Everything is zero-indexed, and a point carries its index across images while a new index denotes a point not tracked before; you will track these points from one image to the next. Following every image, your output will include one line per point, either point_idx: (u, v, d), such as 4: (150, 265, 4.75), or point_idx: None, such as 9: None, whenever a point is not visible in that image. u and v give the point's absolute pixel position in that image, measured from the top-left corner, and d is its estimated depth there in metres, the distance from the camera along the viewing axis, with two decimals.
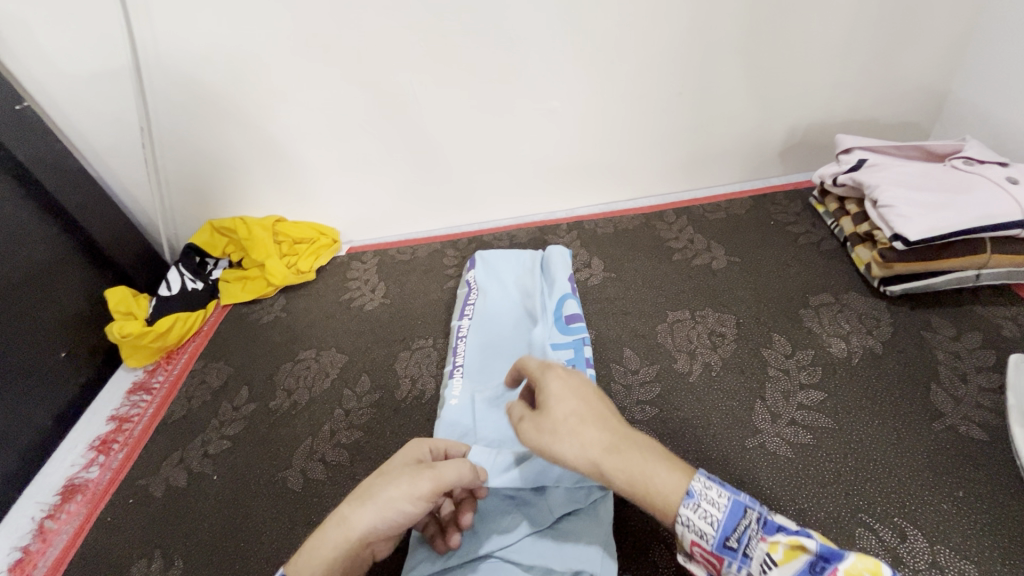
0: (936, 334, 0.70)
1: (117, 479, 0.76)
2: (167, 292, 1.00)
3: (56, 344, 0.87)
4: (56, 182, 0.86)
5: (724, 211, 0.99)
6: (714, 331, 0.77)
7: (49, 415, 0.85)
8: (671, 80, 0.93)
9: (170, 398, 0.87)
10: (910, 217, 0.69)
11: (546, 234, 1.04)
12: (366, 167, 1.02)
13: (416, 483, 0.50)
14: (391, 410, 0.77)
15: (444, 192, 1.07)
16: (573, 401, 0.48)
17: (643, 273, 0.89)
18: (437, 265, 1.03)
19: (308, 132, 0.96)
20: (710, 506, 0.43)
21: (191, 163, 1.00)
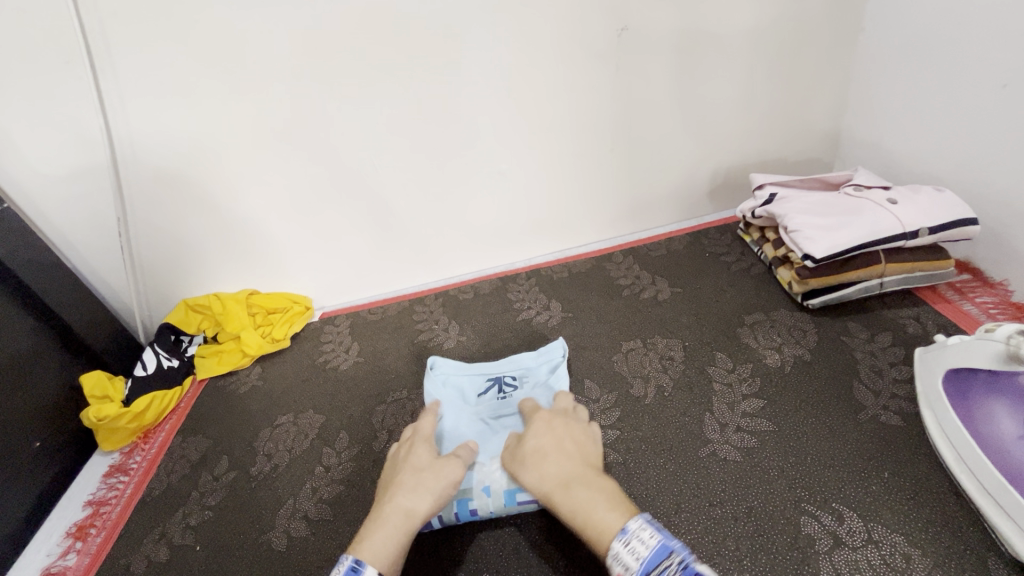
0: (854, 338, 0.79)
1: (96, 562, 0.76)
2: (143, 372, 1.01)
3: (31, 434, 0.88)
4: (35, 276, 0.90)
5: (665, 248, 1.09)
6: (664, 355, 0.84)
7: (23, 508, 0.84)
8: (602, 137, 1.05)
9: (148, 476, 0.88)
10: (816, 238, 0.79)
11: (506, 283, 1.12)
12: (332, 235, 1.10)
13: (422, 449, 0.65)
14: (371, 461, 0.81)
15: (409, 254, 1.15)
16: (546, 440, 0.62)
17: (599, 311, 0.97)
18: (408, 321, 1.09)
19: (277, 209, 1.04)
20: (639, 545, 0.47)
21: (165, 247, 1.05)
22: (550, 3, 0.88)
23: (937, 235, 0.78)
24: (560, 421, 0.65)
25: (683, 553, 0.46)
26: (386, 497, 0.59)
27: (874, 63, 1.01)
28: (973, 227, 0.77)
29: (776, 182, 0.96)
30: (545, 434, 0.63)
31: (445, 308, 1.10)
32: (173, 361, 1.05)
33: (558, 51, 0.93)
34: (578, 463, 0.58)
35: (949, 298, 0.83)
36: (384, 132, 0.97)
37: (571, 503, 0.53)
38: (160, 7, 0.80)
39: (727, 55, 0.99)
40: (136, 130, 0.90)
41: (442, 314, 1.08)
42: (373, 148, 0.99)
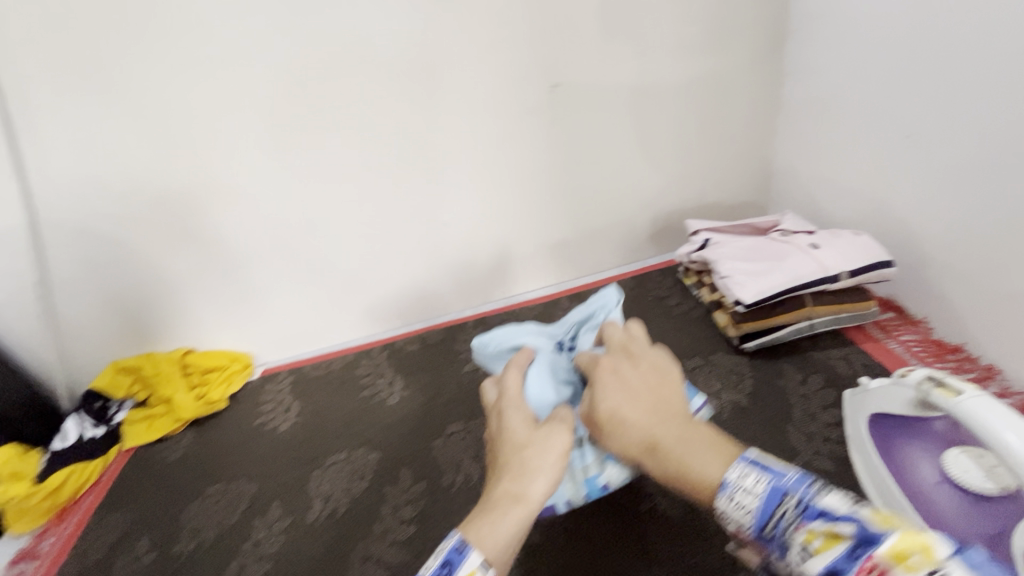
0: (788, 380, 0.80)
1: None
2: (61, 446, 0.95)
3: None
4: None
5: None
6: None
7: None
8: (543, 188, 1.06)
9: (60, 560, 0.81)
10: (745, 284, 0.82)
11: (454, 333, 1.10)
12: (272, 292, 1.06)
13: (514, 416, 0.54)
14: (302, 534, 0.76)
15: (354, 306, 1.12)
16: (618, 393, 0.50)
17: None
18: (352, 375, 1.05)
19: (213, 265, 1.01)
20: (745, 499, 0.39)
21: (92, 307, 1.00)
22: (482, 65, 0.92)
23: (858, 277, 0.81)
24: (625, 364, 0.52)
25: (800, 490, 0.38)
26: (490, 484, 0.50)
27: (793, 117, 1.07)
28: (889, 269, 0.80)
29: (709, 228, 0.99)
30: (612, 383, 0.51)
31: (391, 361, 1.07)
32: (98, 430, 0.98)
33: (495, 108, 0.96)
34: (664, 411, 0.47)
35: (875, 336, 0.86)
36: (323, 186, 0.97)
37: (673, 463, 0.44)
38: (87, 66, 0.80)
39: (660, 110, 1.03)
40: (61, 189, 0.88)
41: (387, 366, 1.06)
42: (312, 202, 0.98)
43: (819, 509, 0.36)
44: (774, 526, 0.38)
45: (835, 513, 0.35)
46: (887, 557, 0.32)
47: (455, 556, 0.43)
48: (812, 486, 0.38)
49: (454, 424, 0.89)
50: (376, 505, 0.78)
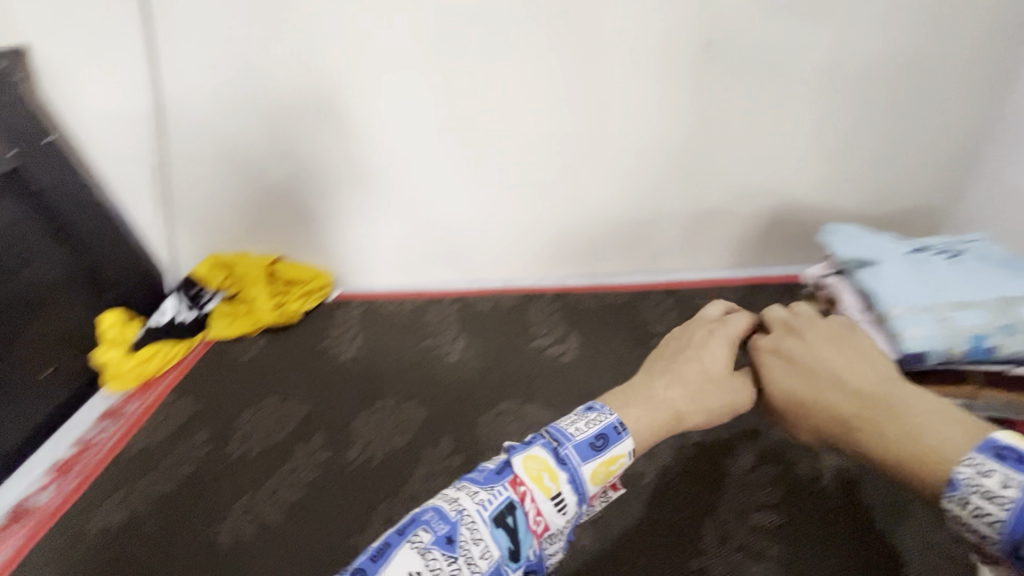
0: (732, 463, 0.76)
1: (66, 505, 0.76)
2: (158, 323, 1.04)
3: (40, 363, 0.91)
4: (48, 178, 0.92)
5: (601, 301, 1.00)
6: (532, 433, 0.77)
7: (20, 434, 0.87)
8: (568, 168, 0.95)
9: (136, 424, 0.89)
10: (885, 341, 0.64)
11: (430, 305, 1.06)
12: (277, 216, 1.08)
13: (717, 347, 0.53)
14: (215, 467, 0.79)
15: (344, 253, 1.11)
16: (792, 378, 0.49)
17: (504, 372, 0.88)
18: (326, 322, 1.06)
19: (234, 172, 1.03)
20: (982, 497, 0.36)
21: (135, 175, 1.02)
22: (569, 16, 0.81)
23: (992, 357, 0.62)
24: (789, 341, 0.51)
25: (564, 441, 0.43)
26: (655, 377, 0.52)
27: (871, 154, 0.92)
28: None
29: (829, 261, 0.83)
30: (783, 372, 0.50)
31: (360, 319, 1.05)
32: (187, 315, 1.07)
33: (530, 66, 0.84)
34: (852, 390, 0.45)
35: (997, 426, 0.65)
36: (337, 123, 0.94)
37: (861, 441, 0.43)
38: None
39: (730, 106, 0.87)
40: (111, 82, 0.93)
41: (356, 323, 1.04)
42: (325, 135, 0.96)
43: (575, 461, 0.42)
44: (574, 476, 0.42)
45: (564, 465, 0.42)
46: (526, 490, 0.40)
47: (614, 435, 0.45)
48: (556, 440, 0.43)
49: (382, 400, 0.86)
50: (279, 459, 0.78)
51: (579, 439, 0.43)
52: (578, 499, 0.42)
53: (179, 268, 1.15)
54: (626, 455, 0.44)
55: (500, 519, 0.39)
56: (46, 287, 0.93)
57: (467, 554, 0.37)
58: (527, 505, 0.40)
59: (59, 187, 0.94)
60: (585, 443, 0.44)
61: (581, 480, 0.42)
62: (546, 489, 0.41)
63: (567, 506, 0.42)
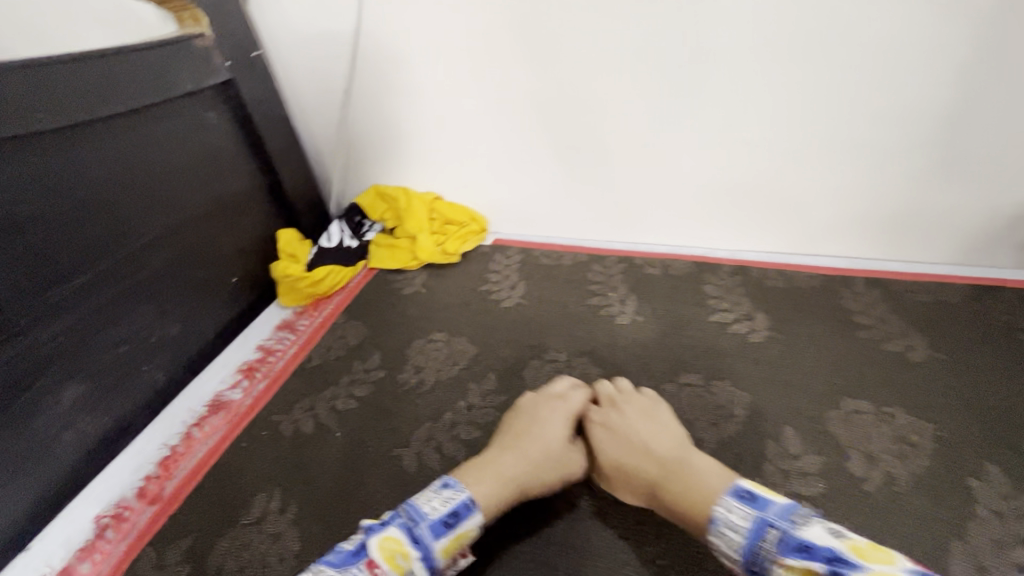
0: (982, 485, 0.60)
1: (256, 407, 0.81)
2: (328, 244, 1.08)
3: (230, 269, 0.97)
4: (253, 92, 0.94)
5: (790, 281, 0.90)
6: (730, 415, 0.70)
7: (212, 330, 0.94)
8: (789, 132, 0.83)
9: (309, 343, 0.92)
10: None
11: (592, 262, 1.01)
12: (447, 152, 1.05)
13: (555, 420, 0.68)
14: (390, 392, 0.80)
15: (509, 195, 1.07)
16: (615, 446, 0.65)
17: (683, 342, 0.82)
18: (485, 267, 1.04)
19: (415, 103, 1.00)
20: (731, 531, 0.50)
21: (323, 97, 1.03)
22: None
23: None
24: (614, 416, 0.68)
25: (779, 521, 0.47)
26: (495, 454, 0.64)
27: None
28: None
29: None
30: (607, 437, 0.66)
31: (520, 268, 1.03)
32: (353, 242, 1.10)
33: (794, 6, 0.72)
34: (637, 455, 0.62)
35: None
36: (535, 57, 0.88)
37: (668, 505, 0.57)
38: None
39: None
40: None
41: (517, 271, 1.02)
42: (519, 68, 0.89)
43: (799, 540, 0.45)
44: (760, 558, 0.47)
45: (818, 553, 0.43)
46: None
47: (464, 512, 0.55)
48: (792, 521, 0.47)
49: (553, 353, 0.83)
50: (455, 393, 0.79)
51: (432, 518, 0.54)
52: (426, 574, 0.52)
53: (345, 193, 1.18)
54: (474, 528, 0.55)
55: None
56: (242, 198, 0.98)
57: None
58: None
59: (259, 103, 0.96)
60: (439, 522, 0.54)
61: (433, 555, 0.52)
62: (400, 566, 0.50)
63: None
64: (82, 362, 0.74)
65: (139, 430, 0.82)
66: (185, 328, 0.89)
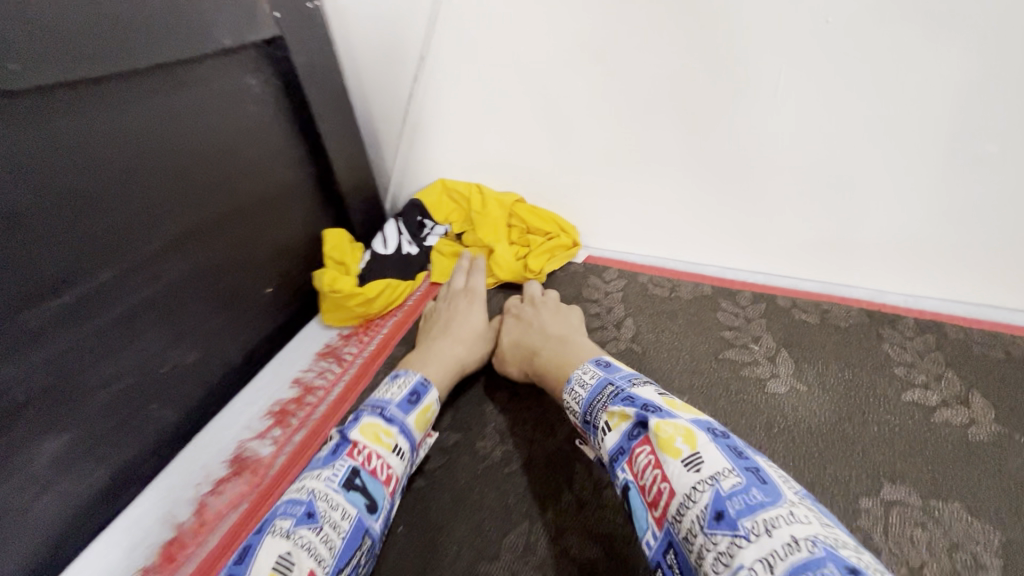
0: None
1: (290, 473, 0.63)
2: (383, 250, 0.88)
3: (266, 279, 0.77)
4: (307, 58, 0.73)
5: (1008, 349, 0.66)
6: (975, 565, 0.48)
7: (239, 354, 0.75)
8: None
9: (358, 385, 0.73)
10: None
11: (719, 297, 0.79)
12: (539, 147, 0.82)
13: (472, 312, 0.75)
14: (466, 469, 0.61)
15: (613, 204, 0.84)
16: (477, 319, 0.74)
17: (873, 432, 0.59)
18: (579, 293, 0.83)
19: (507, 81, 0.77)
20: (580, 387, 0.54)
21: (390, 67, 0.82)
22: None
23: None
24: (523, 308, 0.73)
25: (619, 384, 0.51)
26: (438, 343, 0.69)
27: None
28: None
29: None
30: (512, 326, 0.71)
31: (624, 298, 0.81)
32: (412, 249, 0.89)
33: None
34: (535, 337, 0.67)
35: None
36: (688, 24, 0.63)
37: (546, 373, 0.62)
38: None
39: None
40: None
41: (621, 303, 0.80)
42: (662, 41, 0.65)
43: (627, 395, 0.48)
44: (594, 411, 0.50)
45: (638, 402, 0.46)
46: (652, 437, 0.43)
47: (421, 389, 0.60)
48: (630, 382, 0.50)
49: None
50: (557, 482, 0.58)
51: (396, 400, 0.58)
52: (410, 445, 0.56)
53: (404, 185, 0.97)
54: (435, 403, 0.61)
55: (350, 484, 0.49)
56: (284, 190, 0.78)
57: (328, 519, 0.46)
58: (370, 460, 0.52)
59: (312, 70, 0.74)
60: (401, 403, 0.58)
61: (408, 428, 0.57)
62: (386, 444, 0.54)
63: (405, 452, 0.55)
64: (70, 408, 0.56)
65: (142, 488, 0.64)
66: (207, 353, 0.70)
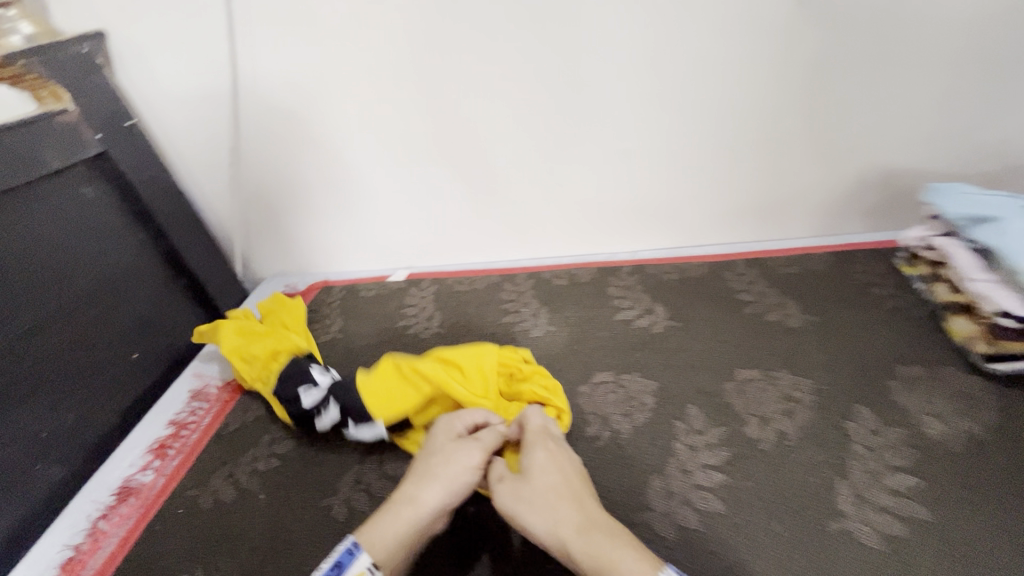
0: (857, 425, 0.66)
1: (169, 486, 0.77)
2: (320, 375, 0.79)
3: (129, 347, 0.92)
4: (133, 165, 0.92)
5: (682, 273, 0.98)
6: (642, 404, 0.74)
7: (115, 414, 0.88)
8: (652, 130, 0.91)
9: (226, 409, 0.88)
10: (1015, 295, 0.65)
11: (503, 283, 1.04)
12: (344, 200, 1.05)
13: (534, 454, 0.60)
14: (311, 445, 0.79)
15: (415, 230, 1.08)
16: (554, 476, 0.58)
17: (594, 345, 0.86)
18: (401, 303, 1.05)
19: (304, 153, 0.99)
20: None
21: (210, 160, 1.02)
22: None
23: None
24: (551, 447, 0.61)
25: None
26: (420, 487, 0.58)
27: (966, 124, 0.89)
28: None
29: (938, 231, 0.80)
30: (543, 464, 0.59)
31: (435, 298, 1.04)
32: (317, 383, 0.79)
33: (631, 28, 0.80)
34: (555, 499, 0.55)
35: None
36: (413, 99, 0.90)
37: (591, 562, 0.50)
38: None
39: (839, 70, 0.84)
40: (183, 63, 0.90)
41: (432, 303, 1.03)
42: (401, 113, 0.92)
43: None
44: None
45: None
46: None
47: (347, 559, 0.52)
48: None
49: None
50: None
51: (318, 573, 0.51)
52: None
53: (249, 250, 1.15)
54: (366, 570, 0.51)
55: None
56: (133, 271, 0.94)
57: None
58: None
59: (139, 174, 0.92)
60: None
61: None
62: None
63: None
64: None
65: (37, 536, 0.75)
66: (83, 415, 0.83)
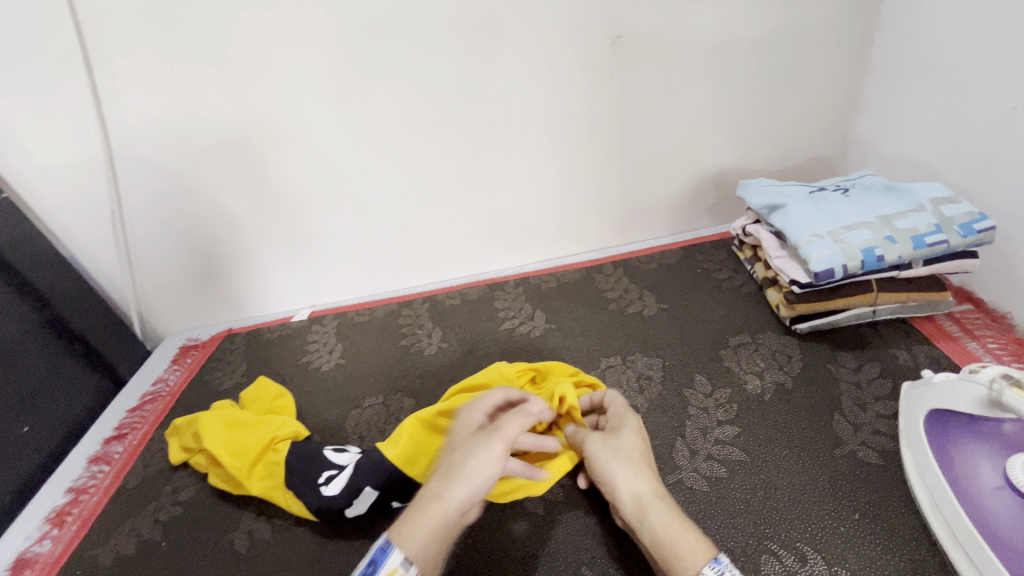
0: (694, 391, 0.77)
1: (69, 550, 0.77)
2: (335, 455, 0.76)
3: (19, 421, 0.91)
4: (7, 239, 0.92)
5: (558, 280, 1.08)
6: None
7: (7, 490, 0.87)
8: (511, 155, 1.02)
9: (127, 466, 0.89)
10: (800, 265, 0.79)
11: (400, 309, 1.11)
12: (237, 248, 1.09)
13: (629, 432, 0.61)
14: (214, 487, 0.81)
15: (312, 269, 1.13)
16: (637, 438, 0.60)
17: (480, 355, 0.94)
18: (304, 340, 1.09)
19: (188, 209, 1.02)
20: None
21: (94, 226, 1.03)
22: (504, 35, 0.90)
23: (932, 267, 0.77)
24: (630, 421, 0.63)
25: None
26: (444, 483, 0.56)
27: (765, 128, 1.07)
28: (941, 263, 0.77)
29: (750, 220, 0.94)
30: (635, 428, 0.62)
31: (337, 331, 1.10)
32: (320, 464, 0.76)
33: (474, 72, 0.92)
34: (645, 474, 0.57)
35: (955, 336, 0.81)
36: (290, 149, 0.97)
37: (654, 537, 0.53)
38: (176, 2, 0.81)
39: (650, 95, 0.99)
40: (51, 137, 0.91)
41: (334, 336, 1.08)
42: (280, 164, 0.98)
43: None
44: None
45: None
46: None
47: (381, 557, 0.52)
48: None
49: (372, 398, 0.92)
50: None
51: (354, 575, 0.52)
52: None
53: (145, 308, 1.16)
54: (399, 567, 0.51)
55: None
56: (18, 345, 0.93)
57: None
58: None
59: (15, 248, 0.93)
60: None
61: None
62: None
63: None
64: None
65: None
66: None
